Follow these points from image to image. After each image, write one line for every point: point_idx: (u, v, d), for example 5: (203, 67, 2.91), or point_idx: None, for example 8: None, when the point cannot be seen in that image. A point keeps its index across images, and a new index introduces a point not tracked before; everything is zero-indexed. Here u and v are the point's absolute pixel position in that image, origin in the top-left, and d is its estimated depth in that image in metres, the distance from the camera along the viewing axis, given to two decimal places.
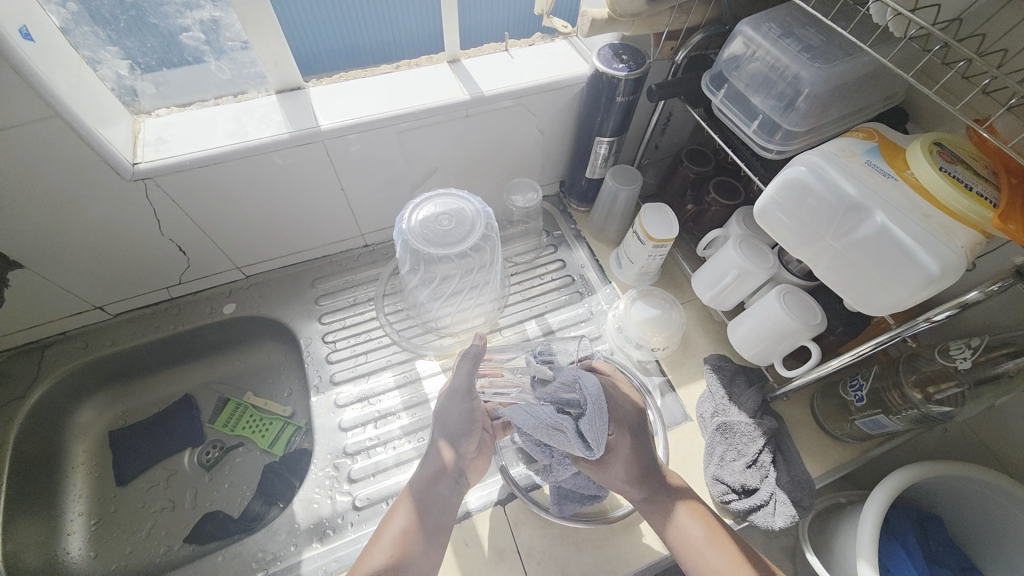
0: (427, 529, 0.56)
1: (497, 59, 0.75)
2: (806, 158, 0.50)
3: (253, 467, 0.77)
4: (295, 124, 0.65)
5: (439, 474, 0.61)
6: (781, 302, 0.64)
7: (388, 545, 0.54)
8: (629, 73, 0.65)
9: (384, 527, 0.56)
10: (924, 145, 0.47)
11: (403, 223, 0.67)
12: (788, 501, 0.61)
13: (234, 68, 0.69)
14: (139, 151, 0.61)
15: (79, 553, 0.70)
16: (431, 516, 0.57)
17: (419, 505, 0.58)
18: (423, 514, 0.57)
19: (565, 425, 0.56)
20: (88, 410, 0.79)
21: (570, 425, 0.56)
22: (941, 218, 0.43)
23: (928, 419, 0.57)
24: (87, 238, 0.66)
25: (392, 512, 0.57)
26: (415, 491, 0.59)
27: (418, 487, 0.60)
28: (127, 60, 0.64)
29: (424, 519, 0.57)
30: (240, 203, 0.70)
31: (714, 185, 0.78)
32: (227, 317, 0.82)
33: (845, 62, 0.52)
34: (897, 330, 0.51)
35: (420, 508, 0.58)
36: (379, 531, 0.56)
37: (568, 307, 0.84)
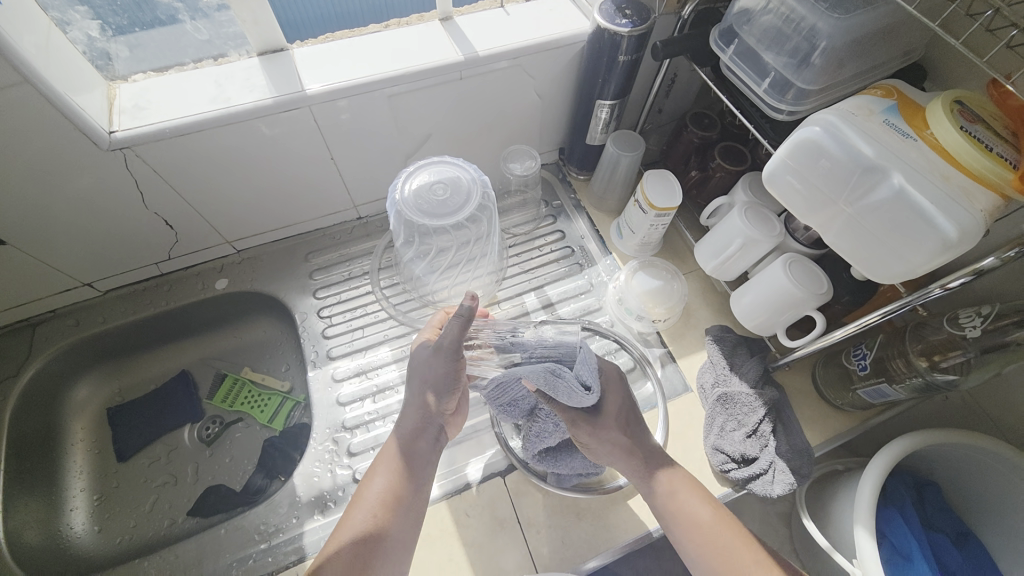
0: (408, 488, 0.54)
1: (493, 16, 0.71)
2: (821, 117, 0.48)
3: (253, 442, 0.77)
4: (279, 88, 0.61)
5: (417, 431, 0.58)
6: (787, 271, 0.62)
7: (366, 511, 0.52)
8: (633, 29, 0.61)
9: (362, 492, 0.54)
10: (945, 103, 0.43)
11: (397, 193, 0.65)
12: (788, 469, 0.61)
13: (212, 28, 0.65)
14: (116, 119, 0.58)
15: (83, 528, 0.70)
16: (412, 476, 0.55)
17: (402, 464, 0.56)
18: (403, 474, 0.55)
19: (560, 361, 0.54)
20: (84, 388, 0.79)
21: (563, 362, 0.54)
22: (961, 179, 0.41)
23: (932, 388, 0.56)
24: (68, 213, 0.63)
25: (372, 472, 0.55)
26: (392, 452, 0.57)
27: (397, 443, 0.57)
28: (97, 20, 0.60)
29: (407, 482, 0.55)
30: (226, 173, 0.68)
31: (719, 151, 0.75)
32: (220, 293, 0.81)
33: (867, 12, 0.49)
34: (908, 298, 0.49)
35: (402, 466, 0.55)
36: (358, 496, 0.54)
37: (567, 279, 0.83)
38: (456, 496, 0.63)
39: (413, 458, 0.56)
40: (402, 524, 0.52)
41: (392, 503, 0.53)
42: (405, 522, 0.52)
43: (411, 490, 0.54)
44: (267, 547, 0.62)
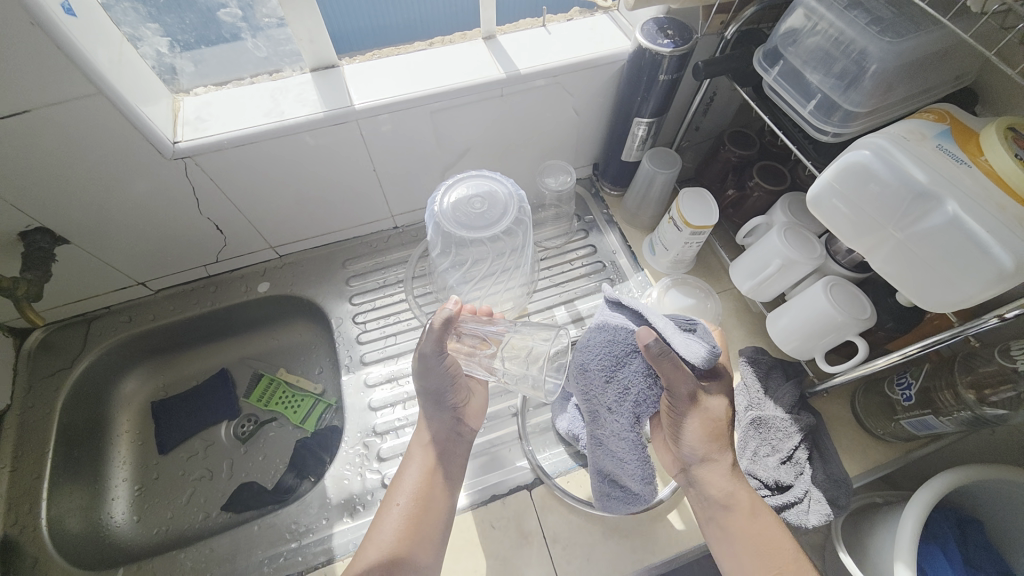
0: (438, 488, 0.57)
1: (534, 35, 0.72)
2: (870, 141, 0.47)
3: (286, 442, 0.80)
4: (329, 103, 0.64)
5: (443, 430, 0.61)
6: (827, 295, 0.61)
7: (402, 510, 0.55)
8: (675, 50, 0.62)
9: (395, 491, 0.57)
10: (1000, 128, 0.42)
11: (435, 205, 0.67)
12: (824, 499, 0.59)
13: (270, 45, 0.68)
14: (179, 130, 0.62)
15: (123, 517, 0.73)
16: (442, 475, 0.58)
17: (433, 457, 0.59)
18: (432, 474, 0.58)
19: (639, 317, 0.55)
20: (131, 382, 0.83)
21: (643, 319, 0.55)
22: (1018, 209, 0.40)
23: (981, 421, 0.54)
24: (128, 216, 0.67)
25: (406, 464, 0.59)
26: (424, 445, 0.60)
27: (424, 442, 0.60)
28: (167, 37, 0.64)
29: (438, 475, 0.58)
30: (272, 182, 0.71)
31: (758, 170, 0.75)
32: (261, 296, 0.84)
33: (919, 35, 0.48)
34: (961, 328, 0.47)
35: (432, 465, 0.58)
36: (390, 494, 0.57)
37: (598, 294, 0.83)
38: (483, 508, 0.63)
39: (440, 459, 0.59)
40: (435, 521, 0.55)
41: (425, 502, 0.55)
42: (437, 519, 0.55)
43: (441, 490, 0.57)
44: (298, 546, 0.64)
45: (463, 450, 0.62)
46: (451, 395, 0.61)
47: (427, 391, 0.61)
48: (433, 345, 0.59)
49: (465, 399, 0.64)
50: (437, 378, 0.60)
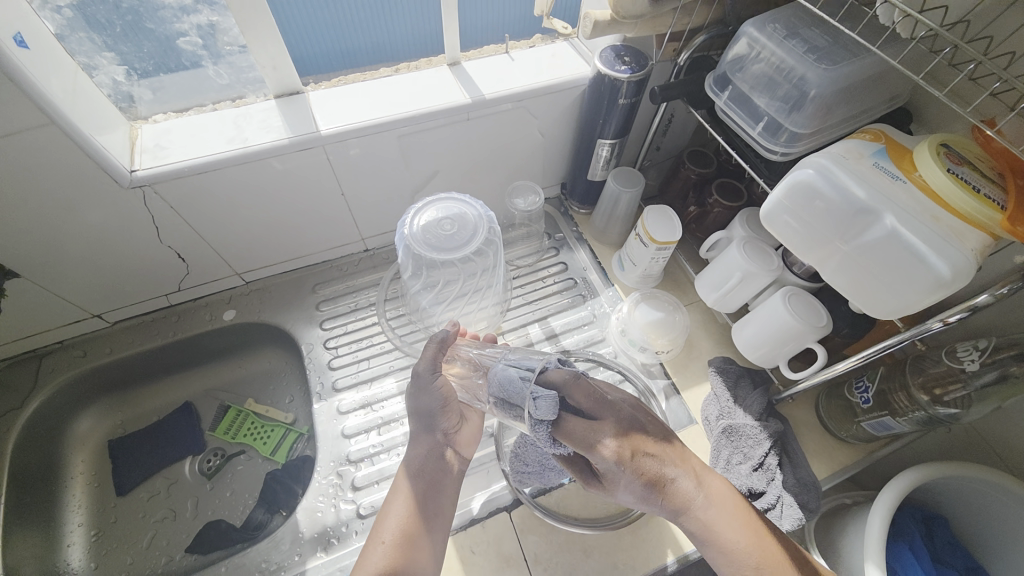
0: (425, 521, 0.54)
1: (498, 61, 0.74)
2: (814, 160, 0.50)
3: (255, 475, 0.77)
4: (295, 129, 0.64)
5: (432, 459, 0.59)
6: (786, 304, 0.63)
7: (384, 547, 0.52)
8: (632, 75, 0.65)
9: (378, 528, 0.54)
10: (932, 146, 0.46)
11: (405, 228, 0.67)
12: (795, 503, 0.61)
13: (232, 72, 0.68)
14: (137, 158, 0.60)
15: (80, 564, 0.69)
16: (429, 507, 0.55)
17: (417, 489, 0.56)
18: (419, 508, 0.55)
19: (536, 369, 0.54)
20: (87, 420, 0.78)
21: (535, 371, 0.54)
22: (951, 221, 0.43)
23: (935, 421, 0.57)
24: (83, 246, 0.65)
25: (391, 498, 0.56)
26: (408, 476, 0.58)
27: (411, 473, 0.58)
28: (124, 66, 0.63)
29: (423, 508, 0.55)
30: (237, 208, 0.69)
31: (716, 187, 0.78)
32: (227, 324, 0.82)
33: (851, 63, 0.52)
34: (908, 333, 0.50)
35: (418, 498, 0.56)
36: (374, 532, 0.54)
37: (570, 310, 0.84)
38: (462, 533, 0.62)
39: (428, 491, 0.57)
40: (421, 557, 0.52)
41: (409, 538, 0.52)
42: (422, 555, 0.52)
43: (428, 524, 0.54)
44: None
45: (456, 482, 0.60)
46: (444, 420, 0.59)
47: (419, 416, 0.59)
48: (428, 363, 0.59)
49: (458, 425, 0.61)
50: (429, 400, 0.58)
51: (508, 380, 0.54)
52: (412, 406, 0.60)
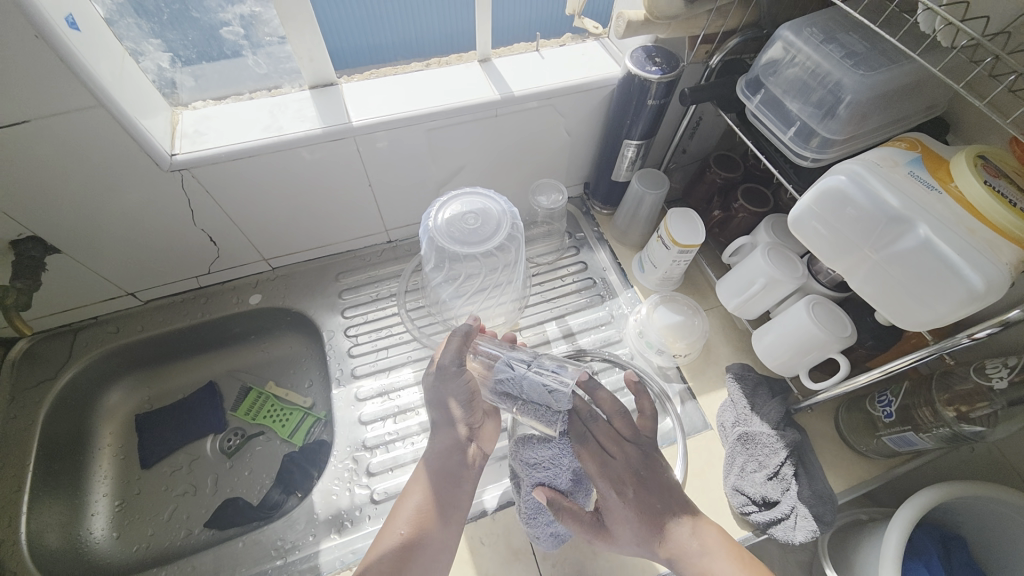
0: (442, 513, 0.55)
1: (528, 59, 0.75)
2: (846, 167, 0.49)
3: (273, 456, 0.79)
4: (327, 119, 0.66)
5: (456, 449, 0.60)
6: (809, 312, 0.63)
7: (401, 534, 0.53)
8: (662, 76, 0.65)
9: (396, 513, 0.55)
10: (969, 157, 0.45)
11: (430, 221, 0.68)
12: (810, 516, 0.60)
13: (271, 62, 0.70)
14: (177, 142, 0.62)
15: (102, 533, 0.71)
16: (447, 500, 0.56)
17: (436, 481, 0.57)
18: (437, 499, 0.56)
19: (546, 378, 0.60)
20: (116, 393, 0.81)
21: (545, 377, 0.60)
22: (987, 233, 0.42)
23: (959, 438, 0.56)
24: (121, 225, 0.67)
25: (409, 488, 0.57)
26: (427, 468, 0.58)
27: (432, 463, 0.59)
28: (169, 53, 0.65)
29: (440, 500, 0.56)
30: (268, 195, 0.71)
31: (742, 192, 0.77)
32: (253, 308, 0.84)
33: (890, 69, 0.51)
34: (936, 346, 0.49)
35: (437, 489, 0.57)
36: (392, 516, 0.55)
37: (588, 310, 0.84)
38: (472, 523, 0.63)
39: (448, 483, 0.58)
40: (436, 548, 0.53)
41: (426, 528, 0.53)
42: (437, 547, 0.53)
43: (445, 516, 0.55)
44: (283, 564, 0.63)
45: (476, 477, 0.60)
46: (469, 414, 0.61)
47: (447, 410, 0.61)
48: (451, 357, 0.61)
49: (481, 421, 0.63)
50: (456, 397, 0.60)
51: (508, 369, 0.62)
52: (434, 399, 0.62)
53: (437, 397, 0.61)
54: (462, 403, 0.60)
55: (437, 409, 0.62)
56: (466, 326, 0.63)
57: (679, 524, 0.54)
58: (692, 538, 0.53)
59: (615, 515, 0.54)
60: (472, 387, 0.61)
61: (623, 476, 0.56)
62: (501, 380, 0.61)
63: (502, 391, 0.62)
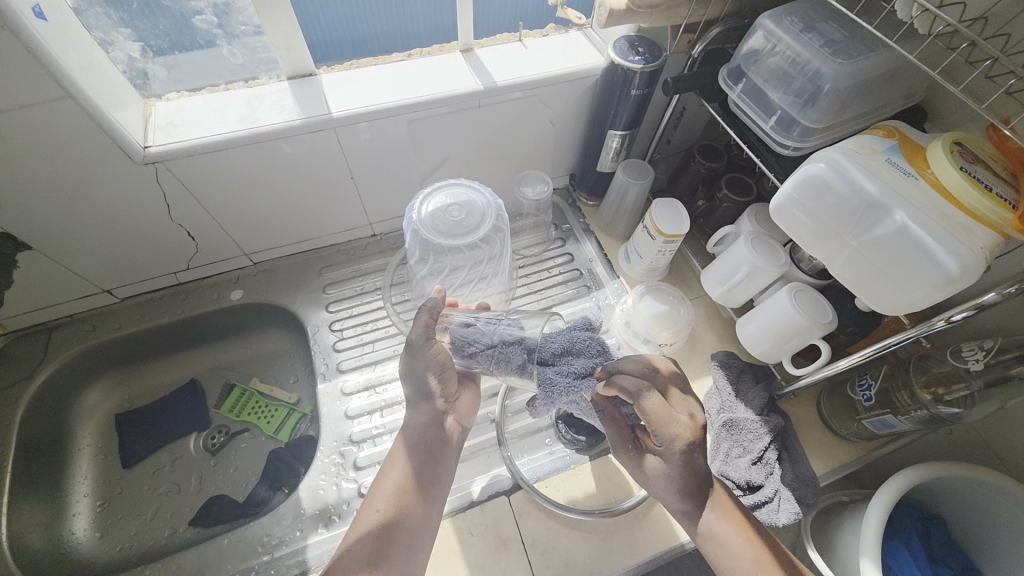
0: (423, 490, 0.54)
1: (510, 49, 0.74)
2: (825, 154, 0.50)
3: (258, 453, 0.78)
4: (307, 110, 0.64)
5: (434, 425, 0.58)
6: (791, 299, 0.64)
7: (379, 513, 0.52)
8: (645, 66, 0.64)
9: (374, 493, 0.54)
10: (945, 144, 0.46)
11: (413, 213, 0.67)
12: (793, 498, 0.61)
13: (247, 53, 0.68)
14: (151, 134, 0.61)
15: (84, 533, 0.70)
16: (427, 478, 0.55)
17: (415, 459, 0.55)
18: (416, 476, 0.54)
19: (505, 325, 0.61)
20: (95, 393, 0.80)
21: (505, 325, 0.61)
22: (962, 218, 0.43)
23: (937, 420, 0.57)
24: (94, 220, 0.65)
25: (387, 466, 0.56)
26: (405, 446, 0.57)
27: (411, 440, 0.57)
28: (139, 42, 0.63)
29: (420, 477, 0.55)
30: (247, 188, 0.70)
31: (726, 182, 0.78)
32: (235, 304, 0.82)
33: (868, 58, 0.52)
34: (913, 331, 0.50)
35: (416, 466, 0.55)
36: (371, 496, 0.54)
37: (575, 301, 0.84)
38: (461, 514, 0.63)
39: (428, 459, 0.56)
40: (416, 526, 0.52)
41: (405, 506, 0.52)
42: (416, 525, 0.52)
43: (425, 493, 0.54)
44: (270, 560, 0.62)
45: (457, 452, 0.59)
46: (439, 386, 0.58)
47: (418, 381, 0.58)
48: (421, 330, 0.59)
49: (456, 392, 0.60)
50: (427, 368, 0.57)
51: (473, 330, 0.60)
52: (407, 374, 0.59)
53: (408, 373, 0.59)
54: (433, 377, 0.57)
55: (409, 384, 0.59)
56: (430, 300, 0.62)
57: (711, 488, 0.52)
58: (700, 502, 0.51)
59: (661, 465, 0.52)
60: (442, 359, 0.58)
61: (689, 438, 0.51)
62: (467, 341, 0.59)
63: (471, 353, 0.59)
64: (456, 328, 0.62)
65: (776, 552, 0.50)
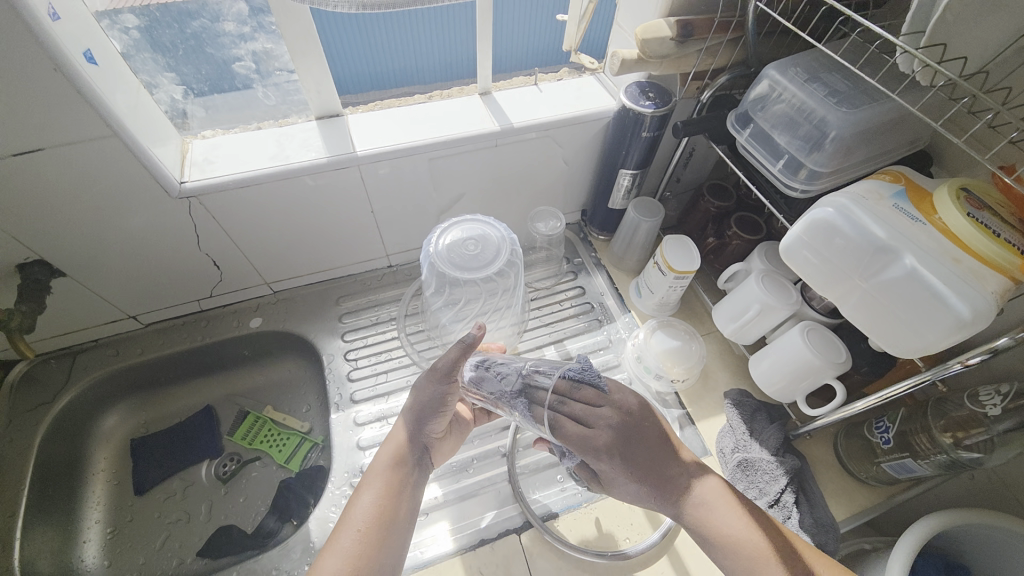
0: (400, 510, 0.52)
1: (527, 92, 0.78)
2: (833, 200, 0.51)
3: (269, 482, 0.78)
4: (333, 149, 0.68)
5: (409, 453, 0.57)
6: (804, 338, 0.64)
7: (359, 531, 0.49)
8: (655, 110, 0.67)
9: (350, 512, 0.51)
10: (951, 190, 0.47)
11: (430, 246, 0.70)
12: (812, 544, 0.59)
13: (279, 95, 0.73)
14: (187, 170, 0.64)
15: (92, 562, 0.70)
16: (400, 504, 0.53)
17: (386, 484, 0.53)
18: (393, 495, 0.53)
19: (520, 370, 0.61)
20: (113, 417, 0.81)
21: (519, 371, 0.61)
22: (972, 263, 0.43)
23: (958, 465, 0.56)
24: (126, 249, 0.68)
25: (357, 492, 0.52)
26: (378, 471, 0.54)
27: (390, 459, 0.55)
28: (181, 85, 0.68)
29: (391, 504, 0.52)
30: (272, 220, 0.73)
31: (736, 220, 0.79)
32: (253, 331, 0.84)
33: (872, 107, 0.54)
34: (929, 373, 0.49)
35: (394, 485, 0.53)
36: (344, 518, 0.51)
37: (587, 334, 0.85)
38: (470, 553, 0.62)
39: (405, 481, 0.54)
40: (394, 546, 0.50)
41: (384, 526, 0.50)
42: (395, 544, 0.50)
43: (403, 515, 0.52)
44: None
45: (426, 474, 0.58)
46: (433, 424, 0.58)
47: (416, 411, 0.58)
48: (444, 365, 0.56)
49: (441, 434, 0.61)
50: (428, 405, 0.58)
51: (491, 372, 0.62)
52: (408, 405, 0.59)
53: (407, 403, 0.59)
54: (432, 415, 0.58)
55: (407, 412, 0.59)
56: None
57: (699, 488, 0.51)
58: (699, 490, 0.51)
59: (619, 485, 0.52)
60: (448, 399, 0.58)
61: (611, 448, 0.52)
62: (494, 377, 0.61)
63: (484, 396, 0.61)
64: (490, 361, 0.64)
65: (783, 547, 0.48)
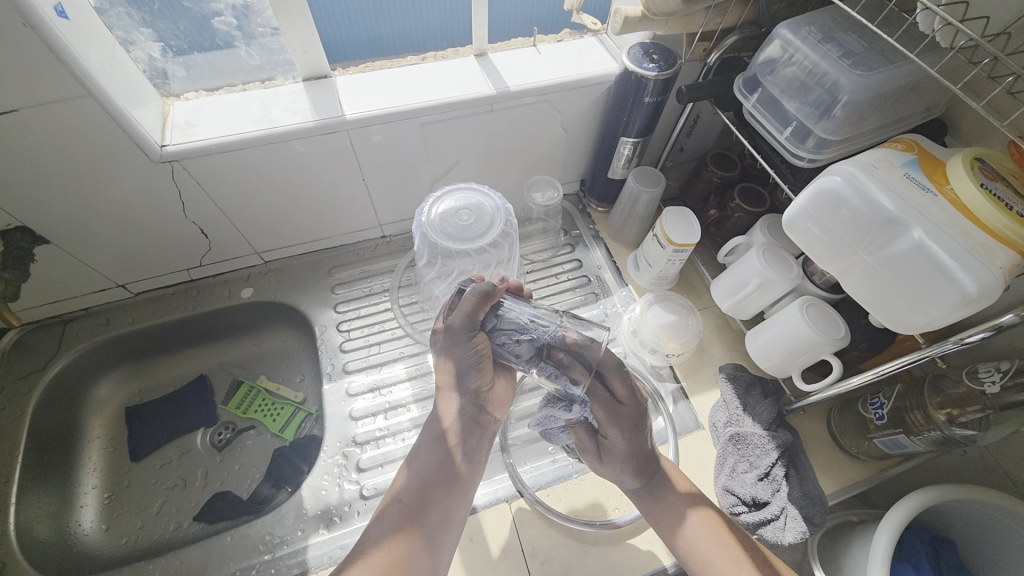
0: (445, 478, 0.54)
1: (525, 54, 0.74)
2: (842, 168, 0.49)
3: (263, 451, 0.78)
4: (321, 112, 0.65)
5: (452, 421, 0.57)
6: (803, 314, 0.63)
7: (409, 494, 0.52)
8: (659, 73, 0.64)
9: (395, 487, 0.54)
10: (965, 159, 0.44)
11: (423, 215, 0.68)
12: (800, 517, 0.59)
13: (263, 54, 0.69)
14: (168, 133, 0.62)
15: (91, 526, 0.71)
16: (450, 467, 0.55)
17: (435, 449, 0.56)
18: (438, 460, 0.55)
19: (543, 332, 0.59)
20: (106, 385, 0.81)
21: (543, 333, 0.59)
22: (981, 236, 0.42)
23: (951, 441, 0.55)
24: (111, 215, 0.66)
25: (406, 461, 0.56)
26: (424, 440, 0.57)
27: (431, 433, 0.57)
28: (160, 43, 0.64)
29: (440, 467, 0.54)
30: (260, 187, 0.70)
31: (739, 192, 0.77)
32: (245, 301, 0.83)
33: (887, 70, 0.51)
34: (928, 349, 0.48)
35: (439, 452, 0.55)
36: (393, 487, 0.54)
37: (583, 307, 0.84)
38: None
39: (444, 457, 0.55)
40: (441, 514, 0.52)
41: (427, 496, 0.52)
42: (444, 509, 0.52)
43: (450, 481, 0.54)
44: (271, 559, 0.63)
45: (478, 441, 0.59)
46: (473, 378, 0.58)
47: (446, 372, 0.59)
48: (463, 320, 0.57)
49: (489, 385, 0.61)
50: (461, 364, 0.58)
51: (519, 321, 0.59)
52: (440, 368, 0.59)
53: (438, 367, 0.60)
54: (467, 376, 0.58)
55: (439, 375, 0.59)
56: (487, 286, 0.58)
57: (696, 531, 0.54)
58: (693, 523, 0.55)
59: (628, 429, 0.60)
60: (479, 349, 0.58)
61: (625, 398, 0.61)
62: (518, 329, 0.59)
63: (506, 345, 0.59)
64: (513, 312, 0.60)
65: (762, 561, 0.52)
